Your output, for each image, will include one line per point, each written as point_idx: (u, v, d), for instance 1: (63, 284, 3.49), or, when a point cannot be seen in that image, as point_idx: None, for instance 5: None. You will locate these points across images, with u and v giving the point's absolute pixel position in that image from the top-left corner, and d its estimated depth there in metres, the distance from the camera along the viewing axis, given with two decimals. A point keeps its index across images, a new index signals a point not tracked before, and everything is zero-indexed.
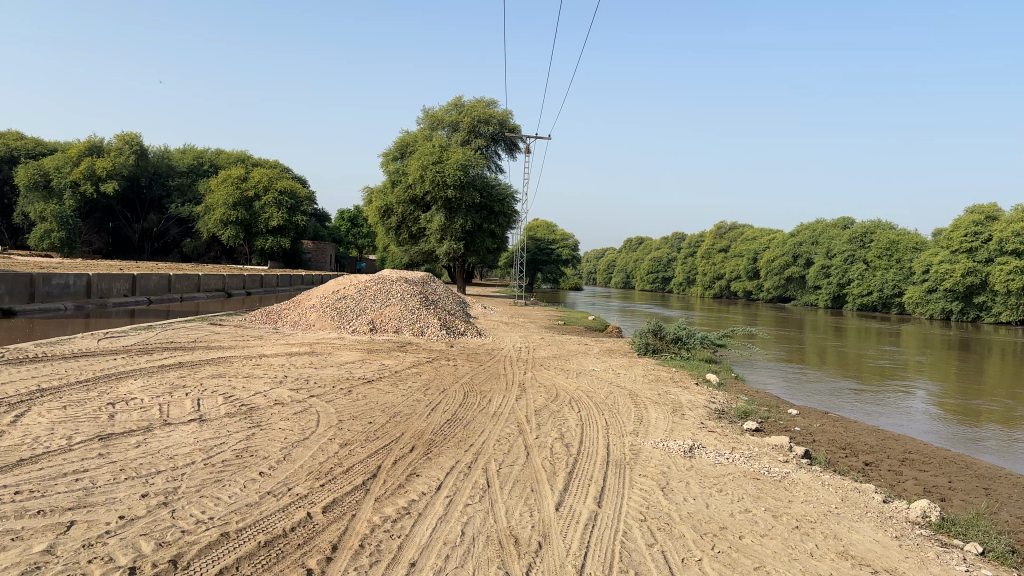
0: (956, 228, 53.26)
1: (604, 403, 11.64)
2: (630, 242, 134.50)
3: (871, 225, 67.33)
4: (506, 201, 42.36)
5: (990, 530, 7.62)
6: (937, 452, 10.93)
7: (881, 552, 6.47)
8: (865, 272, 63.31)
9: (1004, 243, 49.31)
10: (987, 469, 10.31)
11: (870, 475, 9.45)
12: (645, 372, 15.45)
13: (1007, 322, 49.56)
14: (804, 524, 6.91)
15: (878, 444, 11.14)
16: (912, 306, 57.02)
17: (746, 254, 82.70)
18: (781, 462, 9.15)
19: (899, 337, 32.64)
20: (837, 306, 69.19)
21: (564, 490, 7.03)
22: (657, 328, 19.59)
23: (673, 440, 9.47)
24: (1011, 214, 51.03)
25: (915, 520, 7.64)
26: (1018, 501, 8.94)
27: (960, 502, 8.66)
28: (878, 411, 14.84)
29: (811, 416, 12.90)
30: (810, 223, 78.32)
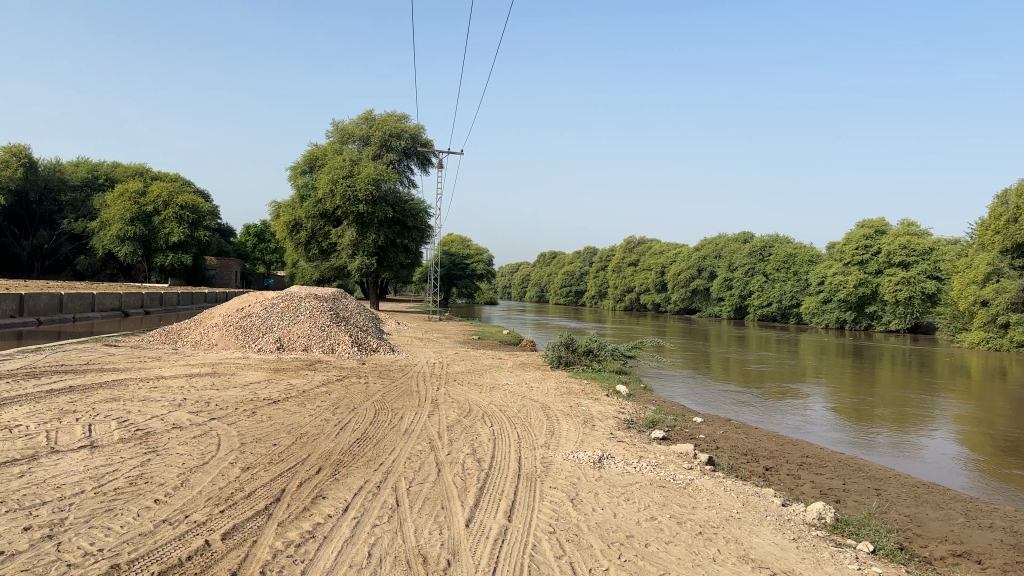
0: (848, 242, 56.09)
1: (516, 417, 11.66)
2: (542, 256, 135.92)
3: (770, 239, 70.19)
4: (420, 215, 42.10)
5: (880, 529, 8.01)
6: (832, 456, 11.41)
7: (779, 555, 6.70)
8: (765, 285, 66.01)
9: (892, 256, 52.21)
10: (878, 471, 10.85)
11: (770, 480, 9.80)
12: (557, 385, 15.59)
13: (895, 330, 52.51)
14: (708, 529, 7.10)
15: (777, 449, 11.57)
16: (809, 315, 59.69)
17: (654, 268, 84.86)
18: (686, 469, 9.37)
19: (796, 346, 34.06)
20: (738, 317, 71.76)
21: (475, 506, 6.98)
22: (569, 341, 19.81)
23: (583, 451, 9.58)
24: (897, 228, 54.17)
25: (811, 522, 7.98)
26: (905, 500, 9.43)
27: (852, 502, 9.07)
28: (777, 417, 15.42)
29: (715, 424, 13.26)
30: (713, 237, 80.95)
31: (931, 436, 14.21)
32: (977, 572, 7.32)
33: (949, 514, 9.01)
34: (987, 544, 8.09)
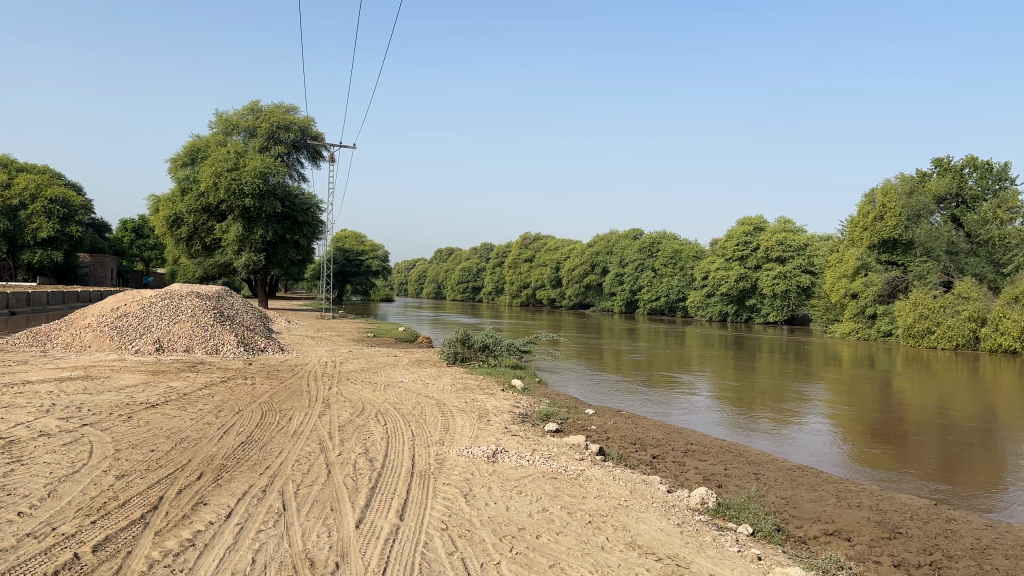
0: (730, 238, 58.49)
1: (410, 414, 11.55)
2: (438, 253, 135.44)
3: (658, 235, 72.47)
4: (311, 210, 41.11)
5: (759, 511, 8.41)
6: (714, 442, 11.92)
7: (664, 540, 6.93)
8: (654, 279, 68.20)
9: (770, 251, 54.92)
10: (756, 455, 11.38)
11: (657, 467, 10.12)
12: (452, 381, 15.56)
13: (773, 322, 55.33)
14: (597, 518, 7.26)
15: (664, 438, 11.96)
16: (694, 309, 61.93)
17: (549, 263, 86.17)
18: (578, 460, 9.55)
19: (682, 338, 35.36)
20: (629, 311, 73.71)
21: (366, 506, 6.88)
22: (465, 336, 19.78)
23: (477, 446, 9.60)
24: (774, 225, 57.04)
25: (695, 507, 8.30)
26: (782, 483, 9.94)
27: (734, 487, 9.49)
28: (665, 406, 15.97)
29: (606, 414, 13.57)
30: (605, 234, 82.82)
31: (807, 421, 15.05)
32: (846, 549, 7.81)
33: (822, 495, 9.55)
34: (855, 522, 8.62)
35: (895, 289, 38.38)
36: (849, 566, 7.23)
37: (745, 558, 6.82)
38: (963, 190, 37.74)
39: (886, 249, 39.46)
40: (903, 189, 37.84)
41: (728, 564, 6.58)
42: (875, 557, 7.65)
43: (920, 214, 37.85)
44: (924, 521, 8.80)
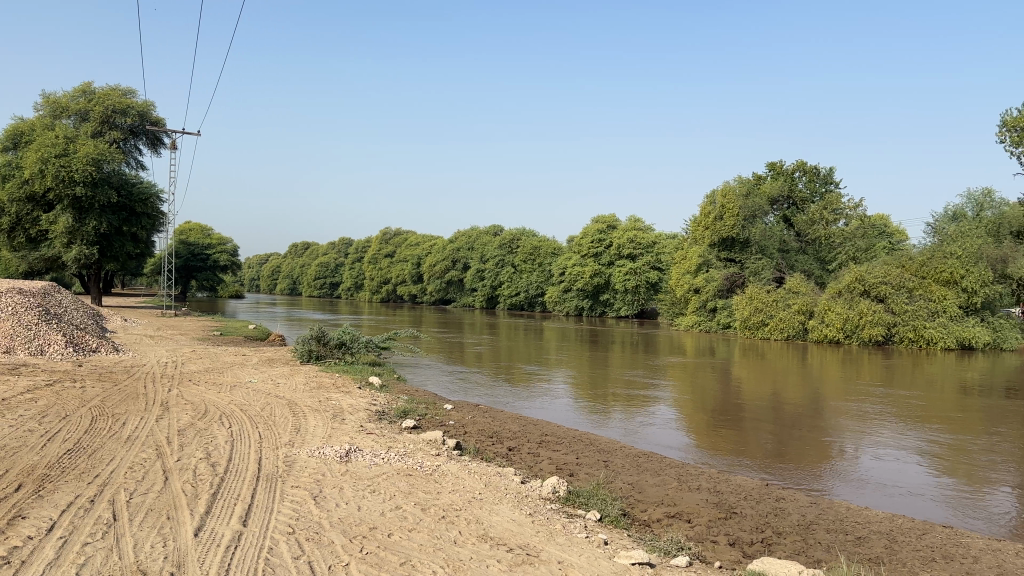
0: (585, 235, 60.23)
1: (258, 416, 11.13)
2: (292, 248, 130.99)
3: (517, 232, 73.69)
4: (151, 200, 38.68)
5: (606, 498, 8.73)
6: (567, 433, 12.25)
7: (516, 531, 7.05)
8: (514, 275, 69.41)
9: (621, 249, 57.09)
10: (606, 444, 11.80)
11: (512, 459, 10.29)
12: (305, 380, 15.13)
13: (626, 316, 57.45)
14: (450, 513, 7.29)
15: (519, 430, 12.18)
16: (551, 304, 63.15)
17: (410, 259, 85.73)
18: (433, 455, 9.54)
19: (538, 332, 35.98)
20: (489, 307, 74.34)
21: (207, 513, 6.56)
22: (320, 334, 19.25)
23: (329, 446, 9.40)
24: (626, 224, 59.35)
25: (547, 496, 8.50)
26: (629, 469, 10.36)
27: (584, 475, 9.80)
28: (522, 399, 16.22)
29: (464, 409, 13.61)
30: (465, 230, 83.20)
31: (656, 410, 15.74)
32: (686, 530, 8.24)
33: (665, 479, 10.04)
34: (695, 503, 9.12)
35: (733, 285, 40.85)
36: (688, 546, 7.64)
37: (593, 543, 7.06)
38: (793, 193, 40.83)
39: (725, 247, 41.89)
40: (741, 191, 40.21)
41: (576, 550, 6.78)
42: (713, 537, 8.13)
43: (756, 215, 40.27)
44: (756, 501, 9.43)
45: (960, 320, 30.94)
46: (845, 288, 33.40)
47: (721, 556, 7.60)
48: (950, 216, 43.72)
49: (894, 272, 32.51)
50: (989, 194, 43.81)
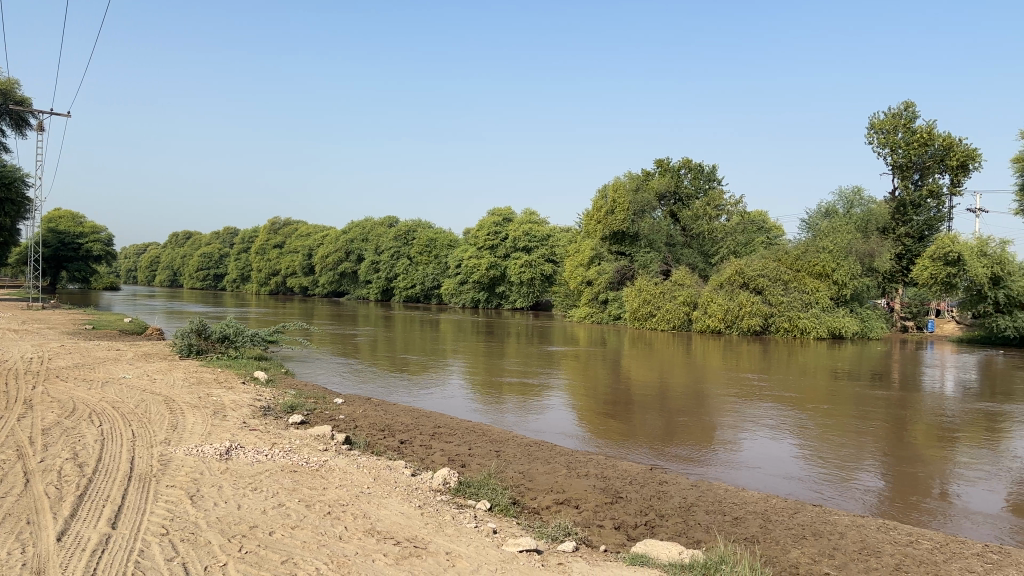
0: (481, 228, 60.45)
1: (132, 414, 10.59)
2: (174, 237, 125.24)
3: (412, 224, 73.24)
4: (15, 185, 36.14)
5: (496, 487, 8.80)
6: (461, 424, 12.26)
7: (404, 523, 7.00)
8: (410, 267, 69.01)
9: (516, 241, 57.65)
10: (498, 433, 11.89)
11: (403, 452, 10.20)
12: (185, 376, 14.51)
13: (521, 308, 58.12)
14: (336, 508, 7.16)
15: (412, 422, 12.09)
16: (448, 296, 62.98)
17: (301, 250, 83.68)
18: (321, 451, 9.35)
19: (432, 324, 35.84)
20: (384, 299, 73.49)
21: (71, 517, 6.19)
22: (201, 327, 18.52)
23: (209, 444, 9.05)
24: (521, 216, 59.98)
25: (437, 488, 8.48)
26: (520, 458, 10.47)
27: (476, 465, 9.83)
28: (418, 391, 16.14)
29: (355, 403, 13.40)
30: (358, 221, 81.88)
31: (550, 399, 15.99)
32: (573, 516, 8.41)
33: (555, 467, 10.21)
34: (583, 490, 9.32)
35: (623, 277, 41.97)
36: (575, 532, 7.79)
37: (481, 533, 7.10)
38: (679, 189, 42.19)
39: (616, 240, 42.84)
40: (631, 186, 41.28)
41: (464, 541, 6.80)
42: (599, 522, 8.32)
43: (644, 209, 41.50)
44: (641, 485, 9.73)
45: (831, 310, 33.37)
46: (726, 281, 34.62)
47: (606, 540, 7.80)
48: (823, 212, 46.40)
49: (772, 265, 34.12)
50: (857, 192, 46.70)
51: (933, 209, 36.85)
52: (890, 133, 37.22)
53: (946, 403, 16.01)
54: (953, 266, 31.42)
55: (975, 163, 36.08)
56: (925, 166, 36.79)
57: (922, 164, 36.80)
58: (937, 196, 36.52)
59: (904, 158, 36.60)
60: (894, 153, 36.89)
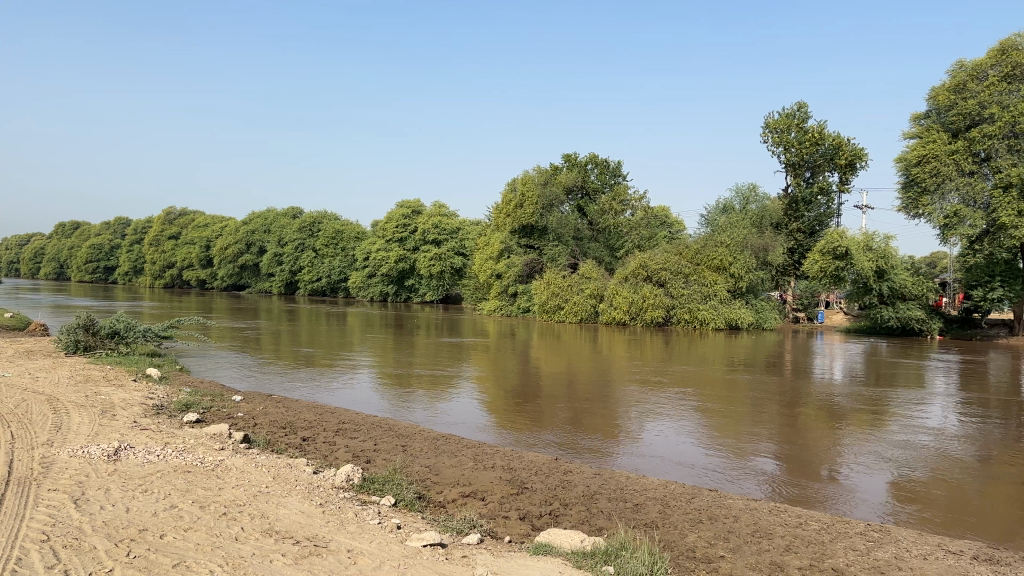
0: (389, 220, 59.76)
1: (11, 414, 9.96)
2: (60, 228, 118.49)
3: (317, 216, 71.71)
4: None
5: (402, 482, 8.73)
6: (366, 419, 12.09)
7: (305, 522, 6.86)
8: (315, 260, 67.74)
9: (426, 234, 57.30)
10: (404, 428, 11.81)
11: (305, 450, 9.98)
12: (72, 374, 13.77)
13: (431, 301, 57.95)
14: (232, 509, 6.96)
15: (315, 419, 11.82)
16: (354, 290, 62.07)
17: (199, 241, 80.66)
18: (217, 450, 9.05)
19: (337, 317, 35.15)
20: (288, 293, 71.82)
21: None
22: (88, 323, 17.61)
23: (96, 445, 8.62)
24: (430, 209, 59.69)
25: (340, 485, 8.33)
26: (427, 452, 10.40)
27: (381, 461, 9.71)
28: (324, 386, 15.81)
29: (255, 400, 13.03)
30: (260, 211, 79.57)
31: (458, 391, 15.96)
32: (479, 508, 8.43)
33: (462, 460, 10.20)
34: (489, 482, 9.35)
35: (532, 270, 42.37)
36: (480, 524, 7.81)
37: (384, 529, 7.03)
38: (586, 184, 42.90)
39: (525, 234, 43.13)
40: (540, 180, 41.58)
41: (367, 538, 6.72)
42: (504, 513, 8.37)
43: (552, 203, 41.96)
44: (546, 475, 9.85)
45: (728, 302, 34.41)
46: (631, 274, 35.36)
47: (511, 531, 7.87)
48: (721, 207, 48.06)
49: (673, 259, 35.06)
50: (752, 189, 48.55)
51: (822, 206, 38.66)
52: (784, 133, 38.78)
53: (834, 389, 16.86)
54: (841, 260, 33.13)
55: (862, 163, 38.14)
56: (816, 164, 38.51)
57: (813, 163, 38.51)
58: (827, 194, 38.25)
59: (796, 157, 38.20)
60: (787, 152, 38.46)
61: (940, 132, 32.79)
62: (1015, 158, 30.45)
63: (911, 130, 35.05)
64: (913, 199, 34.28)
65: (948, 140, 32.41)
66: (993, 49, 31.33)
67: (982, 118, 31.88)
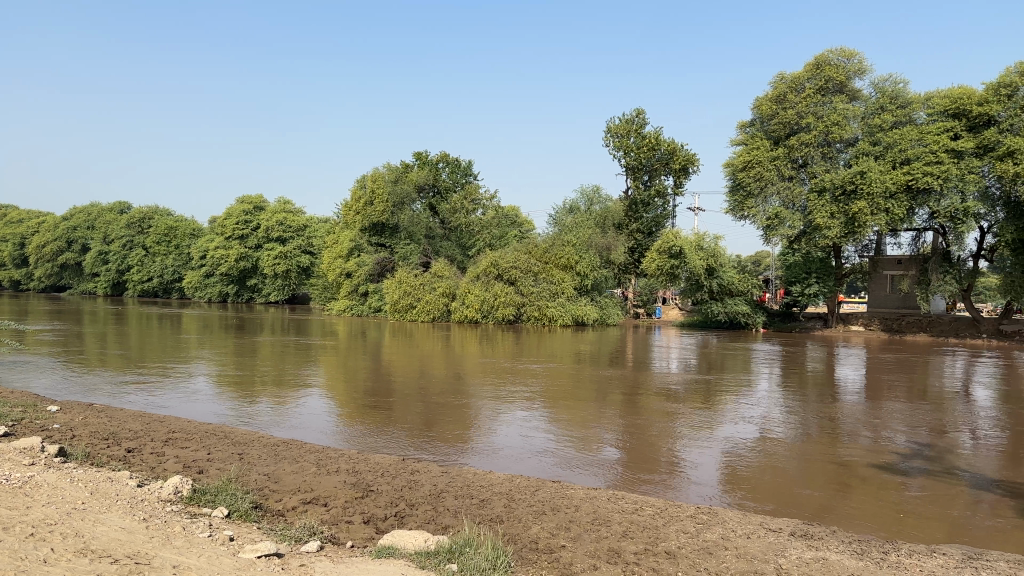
0: (228, 217, 56.87)
1: None
2: None
3: (148, 211, 67.39)
4: None
5: (236, 492, 8.35)
6: (199, 427, 11.49)
7: (125, 540, 6.42)
8: (145, 258, 63.89)
9: (269, 232, 55.11)
10: (242, 435, 11.32)
11: (130, 462, 9.36)
12: None
13: (274, 301, 56.20)
14: (41, 529, 6.39)
15: (142, 429, 11.12)
16: (191, 291, 59.06)
17: (11, 238, 73.84)
18: (26, 465, 8.30)
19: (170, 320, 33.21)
20: (116, 294, 67.31)
21: None
22: None
23: None
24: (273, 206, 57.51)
25: (167, 497, 7.86)
26: (265, 460, 10.03)
27: (215, 471, 9.27)
28: (159, 394, 14.85)
29: (74, 411, 12.06)
30: (81, 206, 73.89)
31: (307, 394, 15.46)
32: (321, 514, 8.21)
33: (303, 466, 9.90)
34: (332, 486, 9.14)
35: (383, 269, 41.88)
36: (320, 530, 7.62)
37: (215, 542, 6.70)
38: (437, 182, 43.05)
39: (376, 232, 42.67)
40: (390, 177, 41.24)
41: (194, 552, 6.38)
42: (347, 518, 8.19)
43: (403, 202, 41.64)
44: (392, 476, 9.73)
45: (574, 299, 35.56)
46: (482, 272, 35.69)
47: (354, 535, 7.70)
48: (567, 208, 49.50)
49: (523, 258, 35.70)
50: (595, 190, 50.44)
51: (658, 208, 40.80)
52: (624, 138, 40.42)
53: (674, 380, 17.73)
54: (676, 259, 34.85)
55: (695, 168, 40.47)
56: (653, 169, 40.37)
57: (651, 167, 40.37)
58: (663, 196, 40.38)
59: (635, 161, 39.89)
60: (627, 155, 40.08)
61: (763, 140, 35.18)
62: (827, 164, 33.26)
63: (738, 138, 37.42)
64: (739, 201, 36.52)
65: (770, 147, 34.85)
66: (809, 64, 34.24)
67: (799, 127, 34.50)
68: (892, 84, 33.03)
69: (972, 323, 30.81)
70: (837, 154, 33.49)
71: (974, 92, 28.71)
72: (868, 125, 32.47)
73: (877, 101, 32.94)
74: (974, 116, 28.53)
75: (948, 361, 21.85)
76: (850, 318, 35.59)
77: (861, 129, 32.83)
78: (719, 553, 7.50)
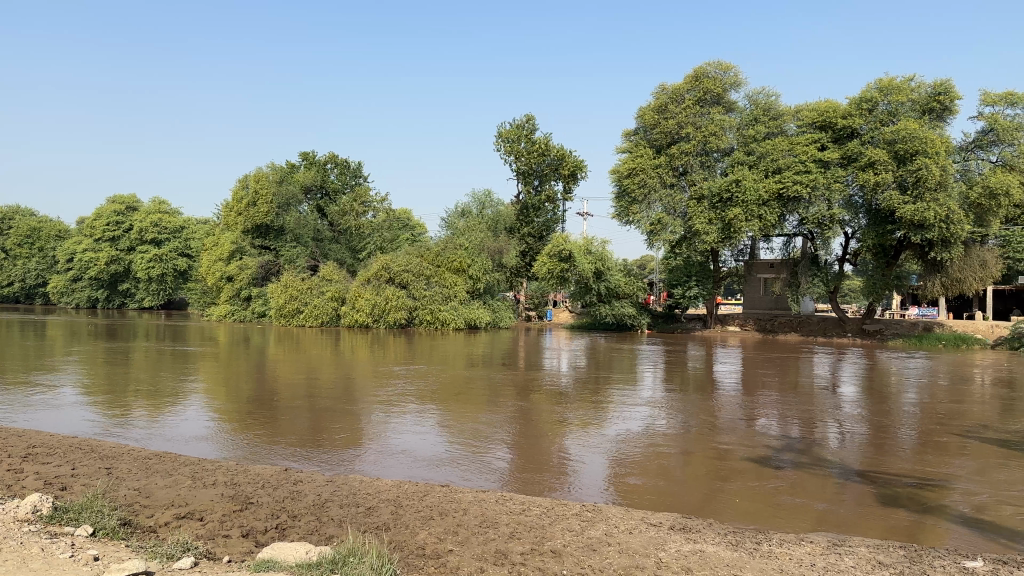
0: (98, 217, 53.81)
1: None
2: None
3: (8, 211, 62.92)
4: None
5: (103, 509, 7.92)
6: (63, 442, 10.82)
7: None
8: (5, 262, 59.63)
9: (143, 233, 52.60)
10: (111, 448, 10.73)
11: None
12: None
13: (150, 307, 53.62)
14: None
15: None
16: (57, 296, 55.52)
17: None
18: None
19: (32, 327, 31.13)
20: None
21: None
22: None
23: None
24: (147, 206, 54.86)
25: (24, 517, 7.36)
26: (136, 474, 9.53)
27: (79, 487, 8.75)
28: (19, 406, 13.88)
29: None
30: None
31: (187, 404, 14.84)
32: (196, 529, 7.89)
33: (178, 479, 9.48)
34: (208, 500, 8.79)
35: (268, 273, 40.69)
36: (195, 546, 7.32)
37: (77, 562, 6.32)
38: (325, 184, 42.24)
39: (259, 234, 41.40)
40: (275, 177, 40.19)
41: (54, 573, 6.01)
42: (224, 531, 7.91)
43: (289, 203, 40.68)
44: (274, 487, 9.45)
45: (466, 303, 35.61)
46: (373, 276, 35.21)
47: (231, 550, 7.44)
48: (458, 212, 49.61)
49: (414, 261, 35.44)
50: (486, 194, 50.67)
51: (549, 212, 41.42)
52: (514, 143, 40.83)
53: (563, 381, 18.03)
54: (566, 262, 35.49)
55: (583, 173, 41.28)
56: (543, 174, 41.02)
57: (540, 172, 40.96)
58: (553, 201, 41.12)
59: (525, 165, 40.41)
60: (517, 160, 40.52)
61: (646, 148, 36.31)
62: (706, 172, 34.75)
63: (622, 145, 38.43)
64: (624, 207, 37.49)
65: (653, 155, 36.05)
66: (689, 75, 35.55)
67: (679, 136, 35.85)
68: (765, 97, 34.72)
69: (839, 322, 32.83)
70: (715, 163, 35.04)
71: (839, 106, 30.74)
72: (743, 136, 34.03)
73: (750, 113, 34.64)
74: (839, 128, 30.49)
75: (818, 359, 23.13)
76: (728, 319, 37.23)
77: (737, 140, 34.47)
78: (602, 550, 7.67)
